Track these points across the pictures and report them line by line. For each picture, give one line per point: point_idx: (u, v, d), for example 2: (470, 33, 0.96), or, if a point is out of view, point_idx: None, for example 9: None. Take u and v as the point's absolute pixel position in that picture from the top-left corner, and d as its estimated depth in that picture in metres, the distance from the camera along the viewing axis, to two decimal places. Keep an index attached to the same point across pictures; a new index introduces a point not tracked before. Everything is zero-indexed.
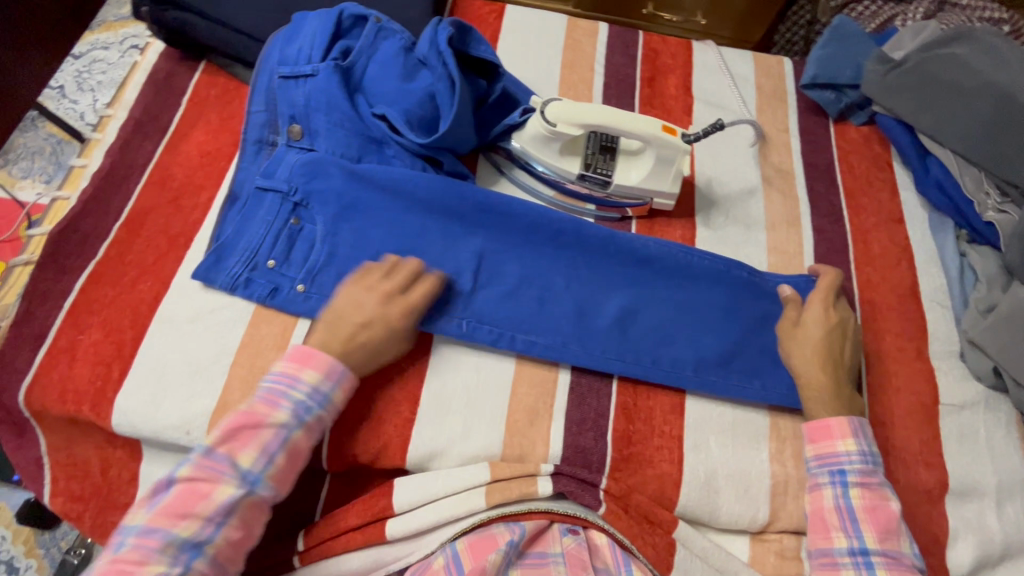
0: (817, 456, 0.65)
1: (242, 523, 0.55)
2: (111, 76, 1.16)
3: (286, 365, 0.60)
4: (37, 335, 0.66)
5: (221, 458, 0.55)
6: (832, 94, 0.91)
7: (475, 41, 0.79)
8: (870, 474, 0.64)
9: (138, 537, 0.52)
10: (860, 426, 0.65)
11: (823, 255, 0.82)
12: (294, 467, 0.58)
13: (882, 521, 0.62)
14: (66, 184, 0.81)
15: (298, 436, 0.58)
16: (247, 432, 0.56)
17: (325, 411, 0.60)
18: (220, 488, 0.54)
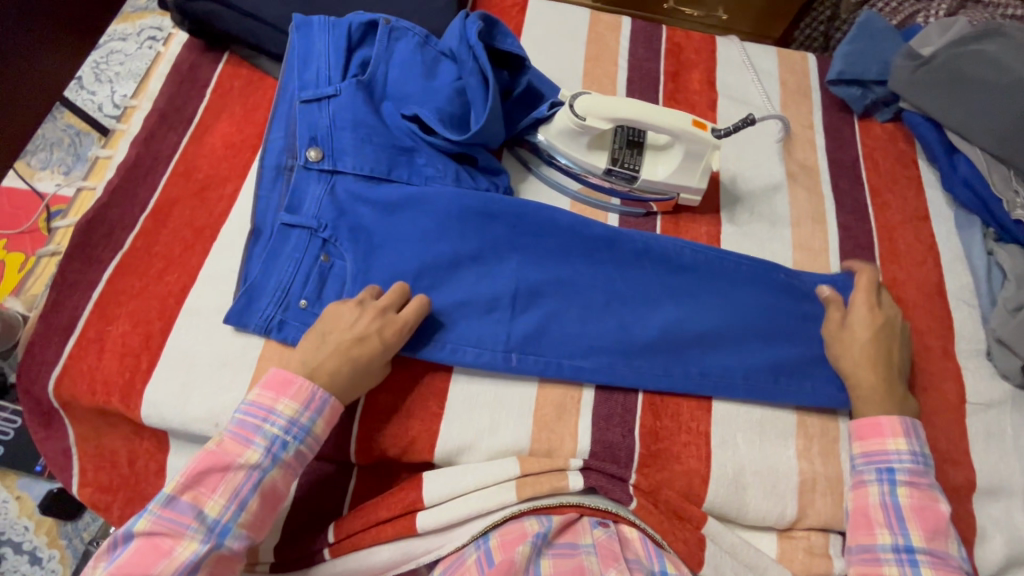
0: (866, 454, 0.66)
1: (212, 574, 0.55)
2: (129, 68, 1.17)
3: (257, 404, 0.59)
4: (65, 326, 0.66)
5: (186, 509, 0.55)
6: (858, 89, 0.91)
7: (501, 34, 0.80)
8: (919, 474, 0.65)
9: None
10: (912, 426, 0.66)
11: (849, 252, 0.82)
12: (270, 508, 0.59)
13: (928, 520, 0.63)
14: (90, 175, 0.81)
15: (274, 475, 0.58)
16: (214, 477, 0.56)
17: (308, 446, 0.60)
18: (184, 542, 0.54)
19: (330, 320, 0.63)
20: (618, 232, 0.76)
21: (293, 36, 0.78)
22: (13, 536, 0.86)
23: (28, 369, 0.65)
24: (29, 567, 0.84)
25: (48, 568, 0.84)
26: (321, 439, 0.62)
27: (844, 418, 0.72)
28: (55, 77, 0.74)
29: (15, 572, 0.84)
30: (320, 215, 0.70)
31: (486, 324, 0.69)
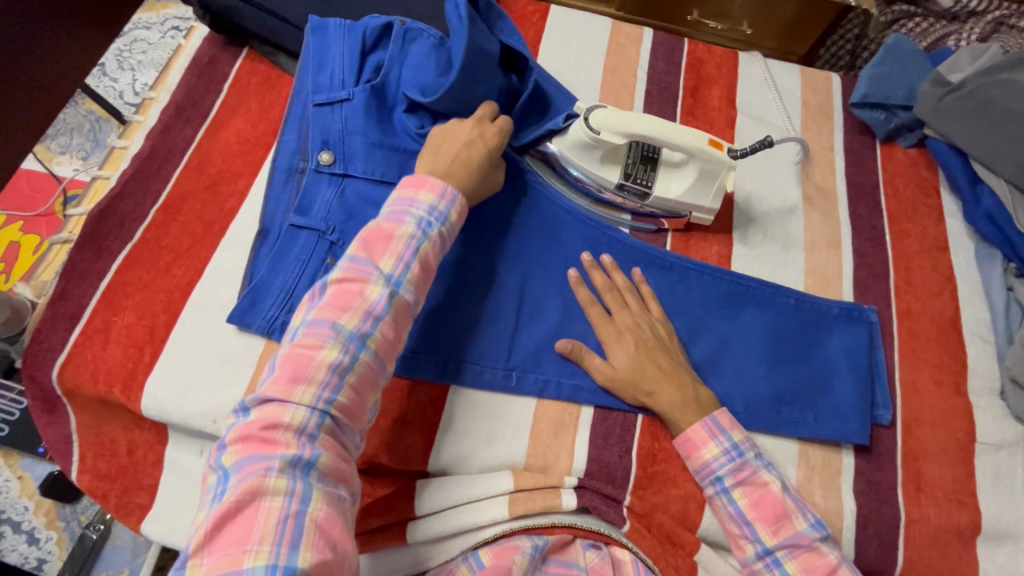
0: (696, 473, 0.64)
1: (395, 322, 0.58)
2: (152, 57, 1.18)
3: (401, 194, 0.63)
4: (72, 314, 0.66)
5: (365, 261, 0.58)
6: (882, 114, 0.88)
7: (505, 32, 0.77)
8: (743, 468, 0.63)
9: (310, 328, 0.55)
10: (716, 425, 0.64)
11: (862, 280, 0.80)
12: (427, 276, 0.62)
13: (770, 514, 0.61)
14: (106, 165, 0.81)
15: (426, 247, 0.61)
16: (382, 243, 0.60)
17: (447, 232, 0.63)
18: (371, 286, 0.57)
19: (441, 138, 0.69)
20: (619, 247, 0.76)
21: (309, 39, 0.78)
22: (13, 516, 0.87)
23: (34, 354, 0.65)
24: (27, 546, 0.85)
25: (46, 548, 0.85)
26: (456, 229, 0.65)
27: (848, 451, 0.71)
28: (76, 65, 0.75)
29: (13, 550, 0.85)
30: (328, 218, 0.70)
31: (489, 338, 0.69)
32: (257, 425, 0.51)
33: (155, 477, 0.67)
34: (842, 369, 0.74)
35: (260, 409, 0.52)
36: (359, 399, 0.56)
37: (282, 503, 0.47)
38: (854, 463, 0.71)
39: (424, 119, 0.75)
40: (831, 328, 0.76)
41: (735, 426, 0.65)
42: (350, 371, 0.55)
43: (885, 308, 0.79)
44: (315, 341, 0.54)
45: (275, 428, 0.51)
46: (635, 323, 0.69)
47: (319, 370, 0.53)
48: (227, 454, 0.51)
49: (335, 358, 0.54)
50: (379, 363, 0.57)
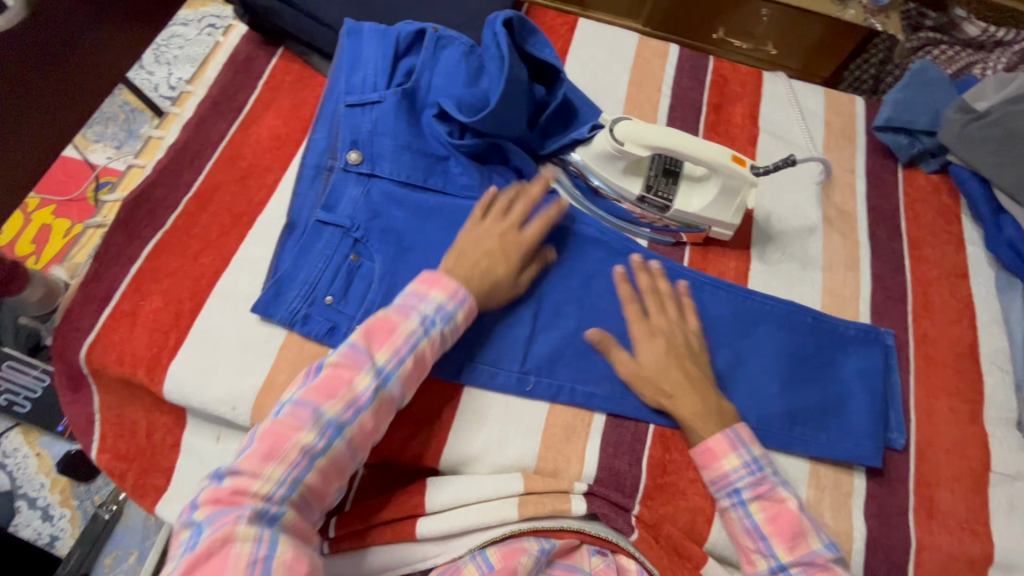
0: (713, 483, 0.64)
1: (376, 416, 0.59)
2: (188, 52, 1.22)
3: (415, 287, 0.64)
4: (102, 297, 0.68)
5: (363, 351, 0.60)
6: (905, 138, 0.89)
7: (537, 42, 0.78)
8: (762, 483, 0.63)
9: (294, 407, 0.56)
10: (738, 437, 0.64)
11: (879, 303, 0.80)
12: (420, 373, 0.62)
13: (787, 530, 0.61)
14: (142, 154, 0.84)
15: (424, 345, 0.61)
16: (384, 333, 0.61)
17: (451, 329, 0.63)
18: (361, 377, 0.58)
19: (466, 241, 0.69)
20: (635, 257, 0.77)
21: (343, 42, 0.80)
22: (29, 492, 0.88)
23: (64, 334, 0.67)
24: (41, 523, 0.87)
25: (59, 526, 0.87)
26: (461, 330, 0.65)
27: (859, 472, 0.71)
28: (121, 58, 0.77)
29: (28, 526, 0.87)
30: (354, 216, 0.72)
31: (504, 342, 0.70)
32: (228, 482, 0.53)
33: (172, 460, 0.69)
34: (856, 391, 0.74)
35: (233, 469, 0.54)
36: (327, 482, 0.57)
37: (248, 550, 0.50)
38: (865, 485, 0.70)
39: (451, 123, 0.77)
40: (846, 348, 0.76)
41: (755, 439, 0.65)
42: (322, 456, 0.56)
43: (902, 333, 0.79)
44: (294, 422, 0.55)
45: (243, 489, 0.53)
46: (668, 329, 0.70)
47: (292, 450, 0.55)
48: (198, 500, 0.53)
49: (310, 442, 0.55)
50: (353, 454, 0.58)
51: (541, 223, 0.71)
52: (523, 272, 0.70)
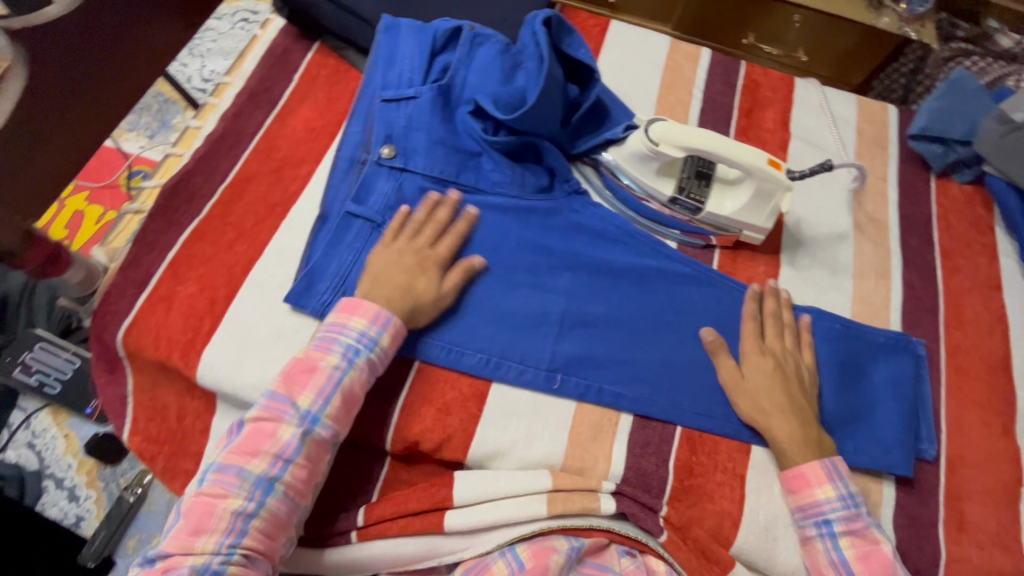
0: (798, 511, 0.65)
1: (307, 460, 0.60)
2: (221, 45, 1.24)
3: (334, 319, 0.65)
4: (140, 281, 0.69)
5: (283, 400, 0.61)
6: (940, 147, 0.88)
7: (574, 42, 0.79)
8: (855, 519, 0.63)
9: (217, 473, 0.58)
10: (836, 469, 0.64)
11: (910, 312, 0.79)
12: (352, 406, 0.63)
13: (878, 570, 0.61)
14: (180, 143, 0.85)
15: (351, 379, 0.62)
16: (304, 375, 0.62)
17: (378, 356, 0.64)
18: (284, 427, 0.60)
19: (378, 263, 0.68)
20: (664, 258, 0.76)
21: (380, 37, 0.81)
22: (56, 472, 0.90)
23: (102, 316, 0.68)
24: (67, 503, 0.88)
25: (84, 506, 0.88)
26: (391, 352, 0.65)
27: (889, 482, 0.70)
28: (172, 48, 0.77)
29: (54, 506, 0.88)
30: (387, 209, 0.73)
31: (533, 339, 0.70)
32: (167, 552, 0.57)
33: (201, 445, 0.69)
34: (886, 400, 0.73)
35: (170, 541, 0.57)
36: (271, 537, 0.59)
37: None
38: (894, 494, 0.70)
39: (485, 120, 0.77)
40: (877, 357, 0.75)
41: (850, 474, 0.65)
42: (256, 514, 0.57)
43: (932, 343, 0.78)
44: (220, 488, 0.57)
45: (183, 558, 0.56)
46: (781, 359, 0.70)
47: (223, 518, 0.57)
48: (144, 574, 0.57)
49: (240, 504, 0.57)
50: (290, 502, 0.60)
51: (452, 239, 0.71)
52: (445, 278, 0.69)
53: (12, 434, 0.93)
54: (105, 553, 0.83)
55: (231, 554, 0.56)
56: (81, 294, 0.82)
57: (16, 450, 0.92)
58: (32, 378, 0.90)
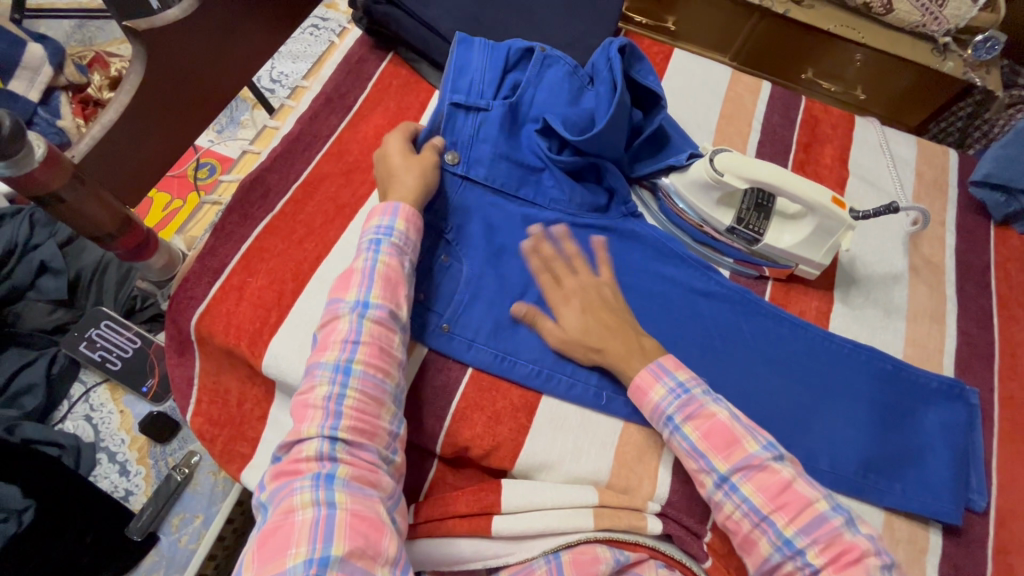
0: (651, 418, 0.65)
1: (373, 337, 0.60)
2: (291, 48, 1.30)
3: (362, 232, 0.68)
4: (215, 269, 0.72)
5: (336, 302, 0.63)
6: (1002, 196, 0.88)
7: (644, 69, 0.81)
8: (692, 404, 0.63)
9: (308, 376, 0.60)
10: (660, 367, 0.65)
11: (965, 359, 0.79)
12: (396, 286, 0.64)
13: (722, 442, 0.61)
14: (258, 142, 0.93)
15: (385, 264, 0.64)
16: (348, 277, 0.64)
17: (400, 239, 0.66)
18: (343, 318, 0.61)
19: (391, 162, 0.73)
20: (714, 284, 0.77)
21: (452, 48, 0.80)
22: (110, 445, 0.95)
23: (178, 301, 0.72)
24: (118, 476, 0.93)
25: (134, 482, 0.93)
26: (414, 236, 0.68)
27: (935, 529, 0.69)
28: (265, 54, 0.82)
29: (105, 478, 0.93)
30: (448, 217, 0.75)
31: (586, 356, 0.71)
32: (285, 461, 0.56)
33: (258, 431, 0.72)
34: (935, 445, 0.72)
35: (286, 448, 0.57)
36: (369, 416, 0.57)
37: (312, 513, 0.51)
38: (940, 542, 0.69)
39: (551, 140, 0.79)
40: (928, 401, 0.74)
41: (681, 367, 0.66)
42: (344, 395, 0.57)
43: (986, 392, 0.77)
44: (309, 384, 0.59)
45: (297, 461, 0.55)
46: (581, 287, 0.72)
47: (318, 405, 0.57)
48: (265, 491, 0.56)
49: (327, 389, 0.58)
50: (374, 380, 0.59)
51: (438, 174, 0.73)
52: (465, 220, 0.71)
53: (71, 406, 0.98)
54: (150, 528, 0.87)
55: (336, 435, 0.56)
56: (159, 280, 0.83)
57: (73, 421, 0.97)
58: (95, 354, 0.96)
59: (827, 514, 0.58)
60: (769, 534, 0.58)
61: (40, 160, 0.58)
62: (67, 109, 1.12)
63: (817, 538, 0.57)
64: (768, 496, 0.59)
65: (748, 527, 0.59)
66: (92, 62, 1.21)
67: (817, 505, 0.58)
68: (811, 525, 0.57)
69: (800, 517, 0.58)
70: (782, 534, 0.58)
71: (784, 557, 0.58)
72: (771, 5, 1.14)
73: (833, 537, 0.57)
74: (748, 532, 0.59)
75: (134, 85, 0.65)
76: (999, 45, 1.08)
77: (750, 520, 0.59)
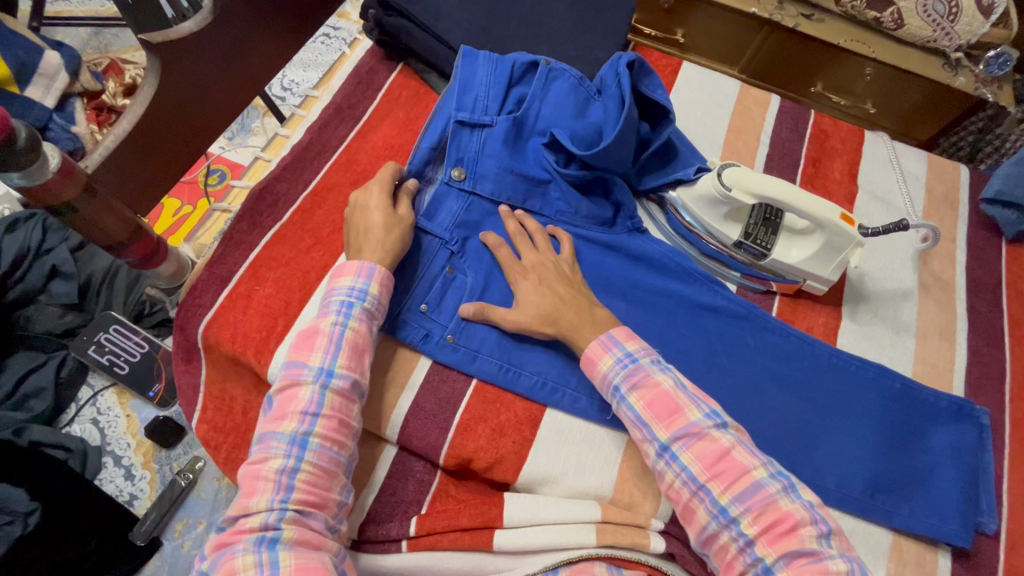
0: (601, 389, 0.66)
1: (334, 409, 0.60)
2: (303, 57, 1.32)
3: (328, 285, 0.67)
4: (224, 277, 0.73)
5: (297, 364, 0.62)
6: (1015, 213, 0.87)
7: (651, 83, 0.81)
8: (638, 375, 0.63)
9: (260, 442, 0.59)
10: (609, 337, 0.66)
11: (975, 378, 0.78)
12: (361, 354, 0.63)
13: (664, 410, 0.61)
14: (267, 150, 0.96)
15: (352, 331, 0.63)
16: (310, 339, 0.63)
17: (373, 303, 0.65)
18: (303, 387, 0.60)
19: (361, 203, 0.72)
20: (722, 299, 0.76)
21: (456, 62, 0.80)
22: (116, 449, 0.96)
23: (186, 309, 0.72)
24: (123, 481, 0.94)
25: (138, 486, 0.94)
26: (385, 299, 0.67)
27: (944, 552, 0.68)
28: (275, 63, 0.82)
29: (111, 482, 0.94)
30: (454, 230, 0.74)
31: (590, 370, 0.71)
32: (227, 532, 0.56)
33: None
34: (944, 466, 0.71)
35: (231, 518, 0.57)
36: (320, 488, 0.57)
37: None
38: (949, 565, 0.68)
39: (558, 153, 0.80)
40: (937, 421, 0.73)
41: (632, 338, 0.66)
42: (298, 469, 0.57)
43: (996, 413, 0.76)
44: (262, 453, 0.58)
45: (240, 531, 0.55)
46: (540, 263, 0.72)
47: (269, 479, 0.56)
48: (206, 561, 0.56)
49: (281, 462, 0.57)
50: (330, 453, 0.59)
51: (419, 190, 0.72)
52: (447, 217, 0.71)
53: (78, 409, 0.99)
54: (154, 533, 0.88)
55: (284, 506, 0.55)
56: (167, 287, 0.87)
57: (81, 424, 0.98)
58: (103, 358, 0.96)
59: (763, 481, 0.57)
60: (706, 503, 0.58)
61: (54, 170, 0.59)
62: (81, 115, 1.14)
63: (750, 506, 0.56)
64: (706, 464, 0.58)
65: (687, 495, 0.59)
66: (107, 69, 1.27)
67: (753, 473, 0.58)
68: (745, 493, 0.57)
69: (735, 485, 0.57)
70: (717, 502, 0.57)
71: (720, 525, 0.57)
72: (780, 18, 1.14)
73: (767, 504, 0.56)
74: (688, 501, 0.59)
75: (148, 97, 0.66)
76: (1012, 61, 1.08)
77: (688, 488, 0.59)
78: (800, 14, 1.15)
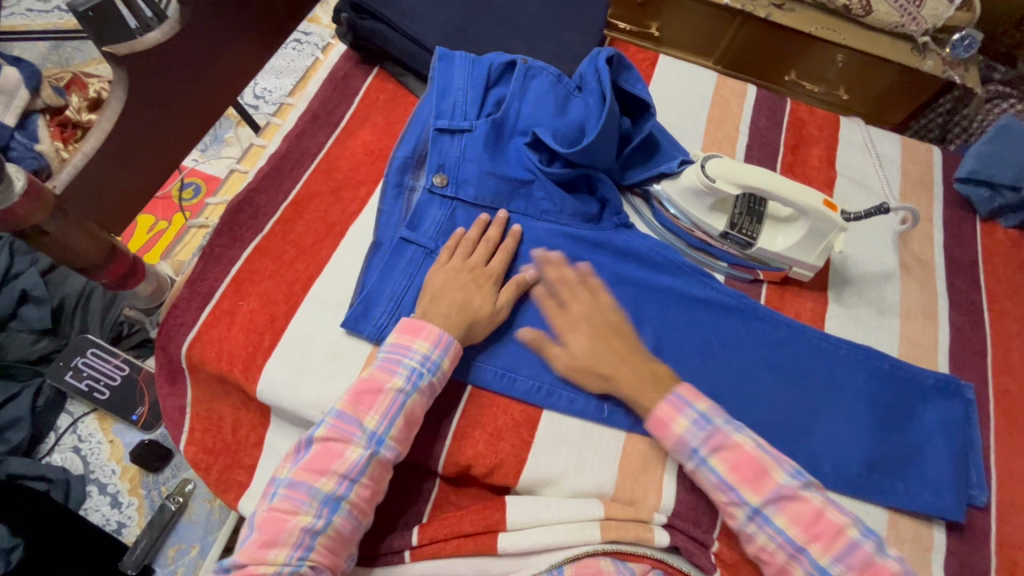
0: (674, 451, 0.65)
1: (373, 481, 0.60)
2: (274, 64, 1.30)
3: (397, 339, 0.65)
4: (205, 294, 0.71)
5: (351, 421, 0.60)
6: (987, 192, 0.90)
7: (630, 78, 0.81)
8: (721, 439, 0.63)
9: (288, 489, 0.58)
10: (682, 398, 0.65)
11: (958, 354, 0.80)
12: (411, 429, 0.62)
13: (750, 473, 0.61)
14: (245, 161, 0.91)
15: (414, 401, 0.62)
16: (370, 397, 0.61)
17: (438, 378, 0.63)
18: (352, 448, 0.59)
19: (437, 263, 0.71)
20: (710, 290, 0.77)
21: (433, 65, 0.80)
22: (101, 477, 0.94)
23: (169, 329, 0.70)
24: (110, 509, 0.91)
25: (126, 513, 0.91)
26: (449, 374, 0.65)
27: (939, 526, 0.70)
28: (247, 74, 0.80)
29: (97, 511, 0.91)
30: (438, 237, 0.74)
31: None
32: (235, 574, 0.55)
33: (253, 458, 0.70)
34: (935, 442, 0.72)
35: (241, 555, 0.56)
36: (336, 553, 0.58)
37: None
38: (944, 540, 0.69)
39: (541, 152, 0.79)
40: (925, 399, 0.74)
41: (700, 397, 0.65)
42: (323, 531, 0.57)
43: (981, 387, 0.78)
44: (290, 504, 0.57)
45: None
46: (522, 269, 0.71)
47: (292, 534, 0.56)
48: None
49: (309, 521, 0.56)
50: (355, 521, 0.59)
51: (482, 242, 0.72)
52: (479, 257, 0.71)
53: (58, 438, 0.96)
54: (145, 562, 0.85)
55: (299, 565, 0.55)
56: (148, 306, 0.83)
57: (61, 453, 0.95)
58: (82, 383, 0.93)
59: (860, 540, 0.58)
60: (805, 564, 0.59)
61: (21, 192, 0.56)
62: (45, 133, 1.10)
63: (851, 565, 0.58)
64: (803, 526, 0.59)
65: (784, 557, 0.60)
66: (70, 83, 1.22)
67: (848, 530, 0.59)
68: (845, 552, 0.58)
69: (834, 544, 0.59)
70: (817, 564, 0.59)
71: None
72: (752, 9, 1.16)
73: (866, 564, 0.57)
74: (784, 563, 0.60)
75: (115, 113, 0.64)
76: (976, 43, 1.09)
77: (785, 551, 0.60)
78: (771, 4, 1.16)
